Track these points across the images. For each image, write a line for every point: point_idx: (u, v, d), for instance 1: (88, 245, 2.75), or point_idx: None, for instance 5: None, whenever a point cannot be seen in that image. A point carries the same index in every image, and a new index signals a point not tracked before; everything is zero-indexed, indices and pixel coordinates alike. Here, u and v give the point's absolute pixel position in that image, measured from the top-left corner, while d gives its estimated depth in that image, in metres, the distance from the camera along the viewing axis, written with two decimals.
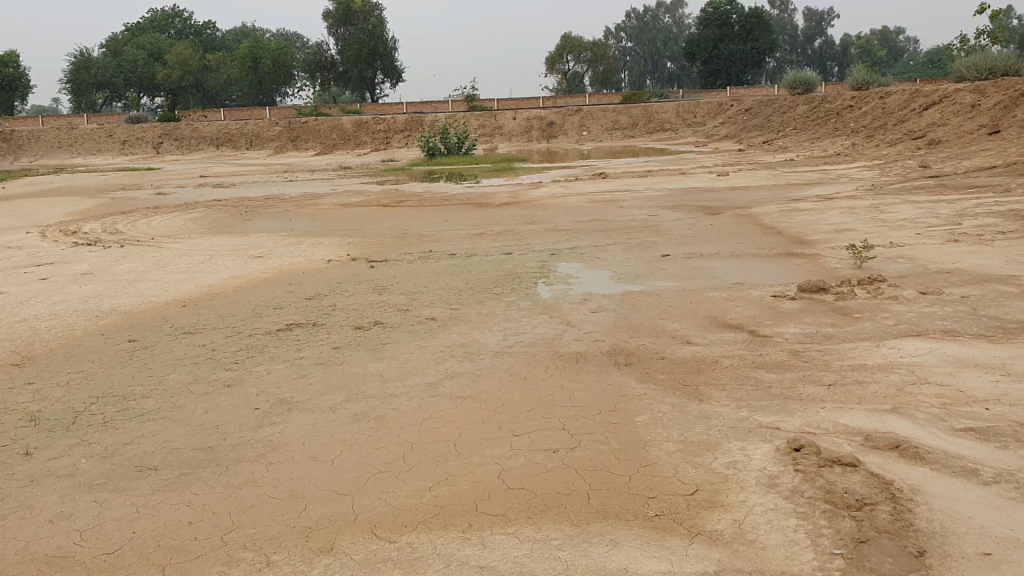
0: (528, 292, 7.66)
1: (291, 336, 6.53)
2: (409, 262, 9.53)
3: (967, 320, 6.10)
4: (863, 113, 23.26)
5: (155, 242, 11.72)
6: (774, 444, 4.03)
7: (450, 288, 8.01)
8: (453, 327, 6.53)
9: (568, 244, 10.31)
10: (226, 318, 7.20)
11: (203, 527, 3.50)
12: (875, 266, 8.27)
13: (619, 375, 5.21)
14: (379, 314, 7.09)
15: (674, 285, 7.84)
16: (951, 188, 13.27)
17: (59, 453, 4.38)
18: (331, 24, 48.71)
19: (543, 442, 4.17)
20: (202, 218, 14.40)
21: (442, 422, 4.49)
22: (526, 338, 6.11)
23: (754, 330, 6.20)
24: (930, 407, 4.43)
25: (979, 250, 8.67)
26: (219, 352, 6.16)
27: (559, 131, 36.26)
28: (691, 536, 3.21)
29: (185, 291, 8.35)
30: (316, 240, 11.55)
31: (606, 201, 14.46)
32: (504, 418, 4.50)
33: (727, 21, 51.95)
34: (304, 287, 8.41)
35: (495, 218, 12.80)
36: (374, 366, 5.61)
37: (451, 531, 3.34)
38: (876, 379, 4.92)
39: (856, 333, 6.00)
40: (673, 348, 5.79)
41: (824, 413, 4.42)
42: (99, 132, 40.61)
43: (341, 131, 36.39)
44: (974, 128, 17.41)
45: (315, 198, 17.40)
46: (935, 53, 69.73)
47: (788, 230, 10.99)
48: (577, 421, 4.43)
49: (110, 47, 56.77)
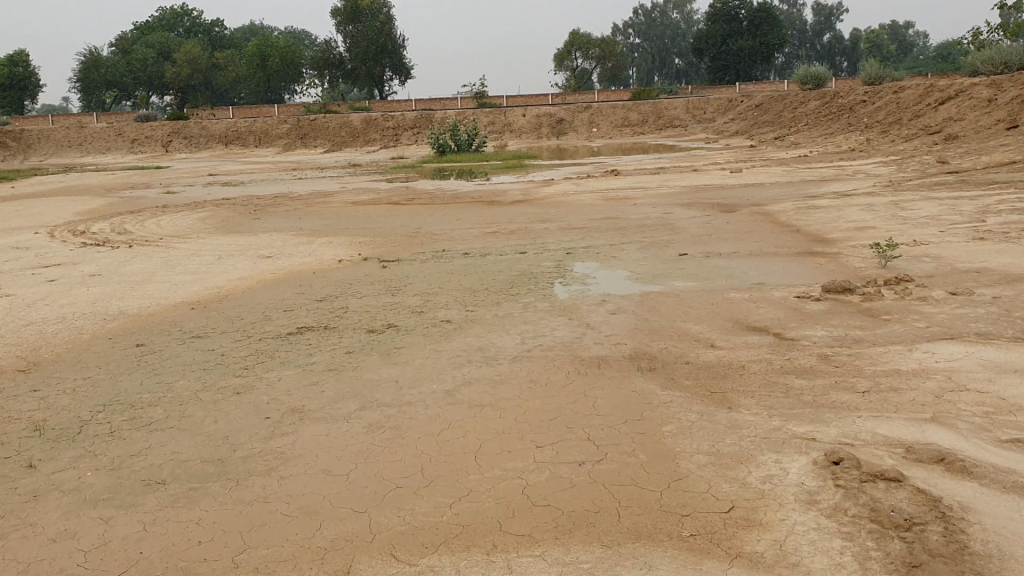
0: (545, 293, 7.47)
1: (302, 340, 6.35)
2: (421, 262, 9.35)
3: (1001, 322, 5.89)
4: (876, 108, 23.01)
5: (164, 242, 11.58)
6: (810, 456, 3.83)
7: (464, 288, 7.82)
8: (469, 330, 6.35)
9: (583, 243, 10.13)
10: (235, 321, 7.04)
11: (214, 548, 3.32)
12: (899, 265, 8.07)
13: (643, 381, 5.02)
14: (392, 317, 6.92)
15: (693, 286, 7.65)
16: (971, 184, 13.03)
17: (64, 465, 4.22)
18: (339, 22, 48.56)
19: (566, 454, 3.99)
20: (211, 217, 14.25)
21: (459, 433, 4.31)
22: (545, 341, 5.93)
23: (780, 333, 5.99)
24: (972, 416, 4.22)
25: (1006, 248, 8.46)
26: (229, 357, 5.99)
27: (569, 128, 36.05)
28: (730, 559, 3.03)
29: (194, 293, 8.18)
30: (327, 239, 11.38)
31: (619, 199, 14.26)
32: (524, 428, 4.32)
33: (735, 17, 51.68)
34: (315, 288, 8.24)
35: (507, 217, 12.63)
36: (388, 372, 5.43)
37: (474, 553, 3.17)
38: (912, 386, 4.72)
39: (886, 336, 5.80)
40: (697, 352, 5.60)
41: (861, 422, 4.22)
42: (109, 131, 40.59)
43: (350, 129, 36.27)
44: (991, 124, 17.15)
45: (325, 196, 17.25)
46: (945, 48, 69.24)
47: (806, 228, 10.78)
48: (602, 431, 4.25)
49: (121, 46, 56.88)
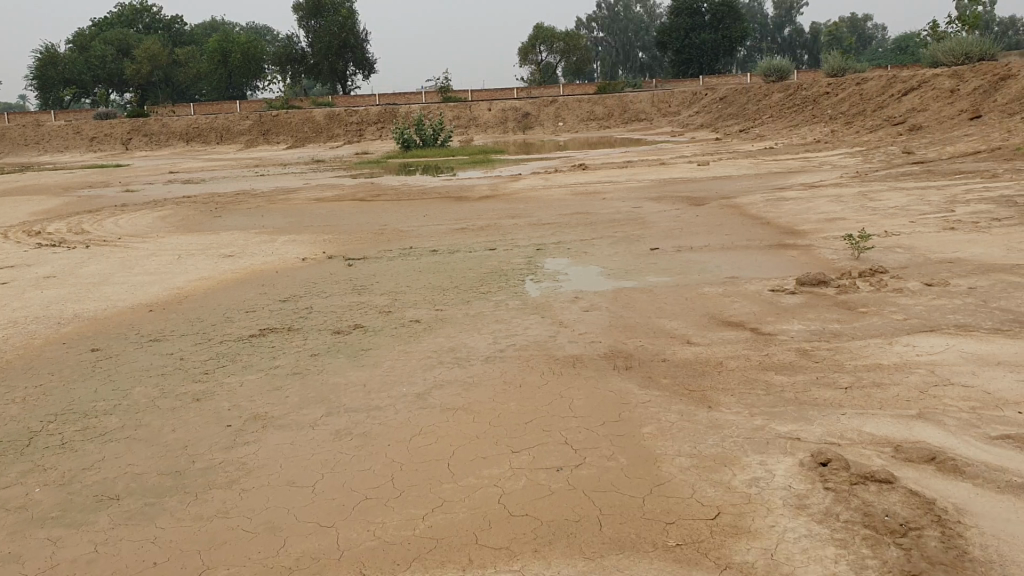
0: (515, 290, 7.29)
1: (265, 342, 6.13)
2: (388, 260, 9.14)
3: (979, 313, 5.80)
4: (840, 99, 23.08)
5: (123, 242, 11.24)
6: (796, 457, 3.69)
7: (433, 287, 7.62)
8: (439, 330, 6.15)
9: (552, 238, 9.97)
10: (195, 323, 6.80)
11: (172, 570, 3.11)
12: (873, 256, 7.99)
13: (619, 381, 4.86)
14: (359, 317, 6.70)
15: (666, 280, 7.50)
16: (938, 174, 13.04)
17: (11, 481, 3.98)
18: (301, 17, 47.91)
19: (544, 460, 3.82)
20: (171, 216, 13.91)
21: (432, 438, 4.13)
22: (518, 340, 5.75)
23: (757, 327, 5.86)
24: (958, 411, 4.11)
25: (978, 238, 8.40)
26: (189, 361, 5.75)
27: (534, 123, 35.92)
28: (720, 570, 2.88)
29: (153, 294, 7.91)
30: (290, 237, 11.12)
31: (587, 193, 14.12)
32: (499, 433, 4.15)
33: (697, 10, 51.77)
34: (278, 288, 8.00)
35: (475, 212, 12.43)
36: (355, 375, 5.22)
37: (449, 569, 2.99)
38: (895, 381, 4.60)
39: (865, 329, 5.68)
40: (674, 349, 5.44)
41: (845, 420, 4.09)
42: (66, 129, 39.82)
43: (313, 124, 35.89)
44: (955, 114, 17.22)
45: (288, 194, 16.93)
46: (904, 41, 69.94)
47: (776, 221, 10.70)
48: (579, 434, 4.08)
49: (78, 42, 55.76)
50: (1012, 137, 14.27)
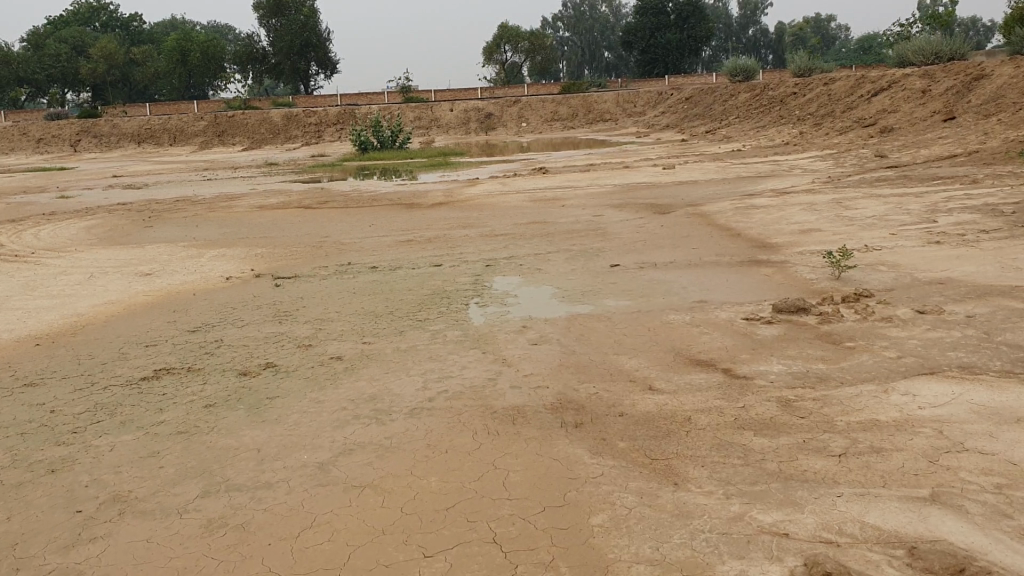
0: (457, 318, 6.44)
1: (156, 388, 5.21)
2: (320, 279, 8.27)
3: (984, 350, 5.03)
4: (807, 100, 22.50)
5: (37, 257, 10.27)
6: (785, 566, 2.89)
7: (364, 313, 6.74)
8: (362, 371, 5.28)
9: (505, 253, 9.12)
10: (84, 360, 5.88)
11: None
12: (856, 276, 7.23)
13: (566, 445, 4.01)
14: (274, 354, 5.80)
15: (626, 305, 6.68)
16: (914, 179, 12.35)
17: None
18: (262, 15, 46.60)
19: (461, 571, 2.99)
20: (99, 226, 12.89)
21: (326, 535, 3.27)
22: (451, 385, 4.90)
23: (729, 368, 5.04)
24: (981, 492, 3.32)
25: (964, 253, 7.69)
26: (59, 414, 4.83)
27: (497, 123, 35.11)
28: None
29: (46, 323, 6.96)
30: (220, 251, 10.16)
31: (547, 200, 13.31)
32: (411, 527, 3.30)
33: (663, 10, 51.14)
34: (190, 314, 7.10)
35: (425, 222, 11.57)
36: (252, 435, 4.35)
37: None
38: (899, 446, 3.79)
39: (854, 370, 4.90)
40: (632, 399, 4.60)
41: (844, 506, 3.28)
42: (13, 130, 38.35)
43: (269, 125, 34.86)
44: (927, 115, 16.61)
45: (231, 199, 15.94)
46: (867, 42, 69.93)
47: (746, 232, 9.94)
48: (513, 527, 3.25)
49: (33, 40, 54.23)
50: (989, 140, 13.65)
